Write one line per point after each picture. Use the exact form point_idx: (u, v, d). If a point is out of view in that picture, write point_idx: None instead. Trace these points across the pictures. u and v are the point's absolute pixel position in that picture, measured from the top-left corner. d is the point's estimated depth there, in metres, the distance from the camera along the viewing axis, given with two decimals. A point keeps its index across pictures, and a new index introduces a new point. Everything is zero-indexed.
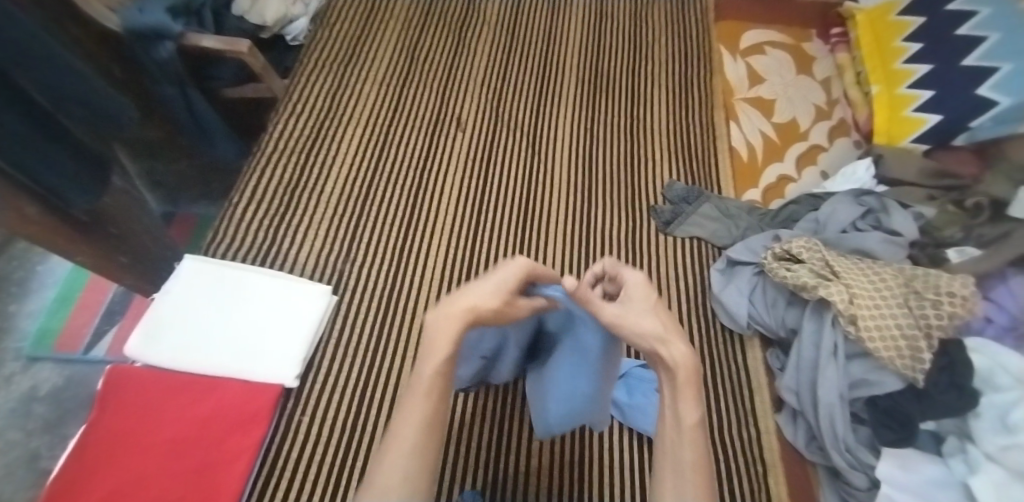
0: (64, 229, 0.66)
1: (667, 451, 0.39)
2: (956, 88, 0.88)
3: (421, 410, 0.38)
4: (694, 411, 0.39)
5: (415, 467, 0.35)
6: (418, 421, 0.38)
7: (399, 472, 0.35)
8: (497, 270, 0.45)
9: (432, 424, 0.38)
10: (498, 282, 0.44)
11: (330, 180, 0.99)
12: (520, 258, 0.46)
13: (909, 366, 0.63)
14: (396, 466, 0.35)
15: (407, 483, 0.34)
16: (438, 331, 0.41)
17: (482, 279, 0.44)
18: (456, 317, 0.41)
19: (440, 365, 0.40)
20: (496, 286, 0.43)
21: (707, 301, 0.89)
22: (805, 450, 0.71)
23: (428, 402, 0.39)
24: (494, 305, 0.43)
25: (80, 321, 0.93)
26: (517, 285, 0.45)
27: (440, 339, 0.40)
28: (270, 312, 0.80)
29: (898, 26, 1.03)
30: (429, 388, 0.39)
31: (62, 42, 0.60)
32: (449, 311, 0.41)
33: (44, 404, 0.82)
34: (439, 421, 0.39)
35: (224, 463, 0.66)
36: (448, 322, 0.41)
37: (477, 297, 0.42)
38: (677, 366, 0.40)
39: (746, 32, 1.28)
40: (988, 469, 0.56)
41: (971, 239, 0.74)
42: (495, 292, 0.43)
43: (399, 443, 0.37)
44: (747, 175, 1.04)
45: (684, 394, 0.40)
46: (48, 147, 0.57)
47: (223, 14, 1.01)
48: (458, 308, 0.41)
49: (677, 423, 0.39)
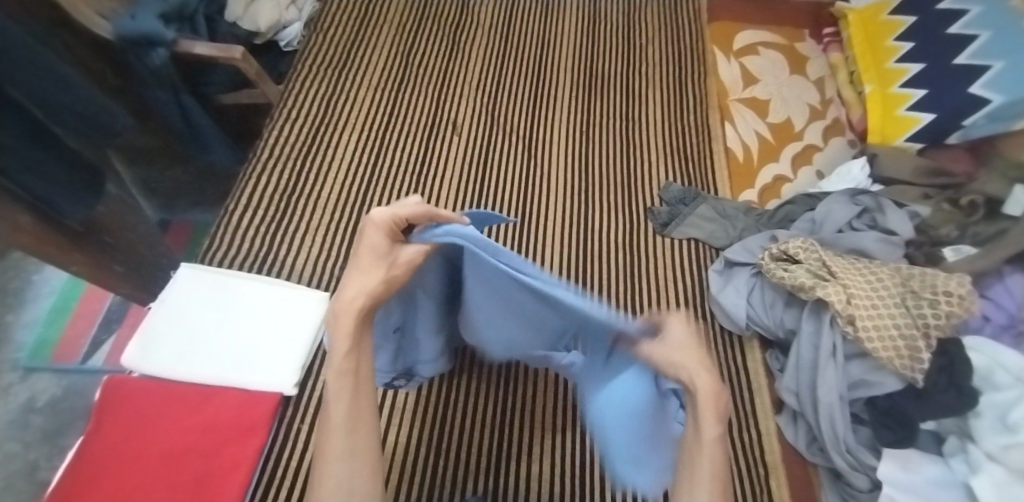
0: (56, 239, 0.65)
1: (685, 465, 0.41)
2: (950, 86, 0.88)
3: (342, 411, 0.40)
4: (714, 428, 0.40)
5: (348, 470, 0.39)
6: (339, 423, 0.40)
7: (333, 479, 0.38)
8: (364, 241, 0.43)
9: (354, 422, 0.41)
10: (369, 251, 0.42)
11: (327, 186, 0.99)
12: (378, 211, 0.43)
13: (908, 365, 0.63)
14: (332, 471, 0.38)
15: (343, 483, 0.38)
16: (332, 333, 0.41)
17: (357, 256, 0.42)
18: (348, 311, 0.41)
19: (342, 363, 0.41)
20: (364, 257, 0.42)
21: (705, 302, 0.89)
22: (806, 451, 0.72)
23: (342, 404, 0.41)
24: (377, 279, 0.41)
25: (78, 330, 0.92)
26: (389, 242, 0.43)
27: (337, 338, 0.41)
28: (266, 320, 0.80)
29: (890, 25, 1.03)
30: (339, 391, 0.41)
31: (57, 52, 0.59)
32: (340, 310, 0.41)
33: (42, 415, 0.82)
34: (360, 414, 0.41)
35: (222, 474, 0.65)
36: (338, 320, 0.41)
37: (362, 279, 0.41)
38: (698, 392, 0.39)
39: (739, 32, 1.28)
40: (988, 469, 0.57)
41: (967, 239, 0.76)
42: (369, 264, 0.41)
43: (328, 450, 0.39)
44: (744, 175, 1.04)
45: (705, 416, 0.40)
46: (42, 159, 0.57)
47: (216, 20, 1.00)
48: (347, 299, 0.41)
49: (698, 437, 0.40)
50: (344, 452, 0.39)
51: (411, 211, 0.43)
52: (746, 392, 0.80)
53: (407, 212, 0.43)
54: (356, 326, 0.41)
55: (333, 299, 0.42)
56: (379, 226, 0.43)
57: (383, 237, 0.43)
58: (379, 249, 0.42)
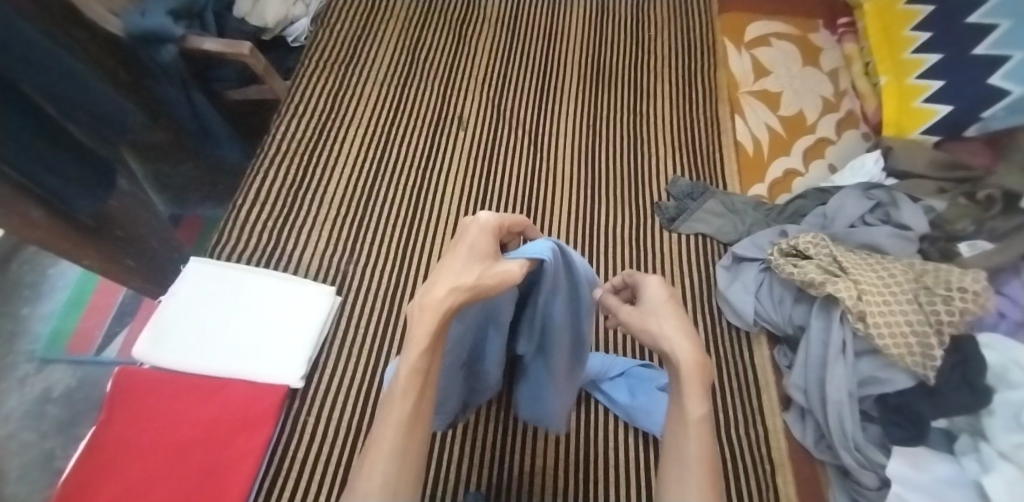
0: (67, 232, 0.66)
1: (675, 450, 0.41)
2: (970, 77, 0.86)
3: (402, 411, 0.39)
4: (700, 405, 0.41)
5: (396, 469, 0.38)
6: (397, 423, 0.39)
7: (380, 477, 0.37)
8: (465, 239, 0.44)
9: (412, 424, 0.39)
10: (469, 253, 0.43)
11: (333, 181, 0.99)
12: (485, 215, 0.46)
13: (920, 363, 0.62)
14: (379, 466, 0.38)
15: (387, 485, 0.37)
16: (413, 327, 0.40)
17: (455, 252, 0.43)
18: (432, 309, 0.40)
19: (416, 362, 0.40)
20: (460, 255, 0.43)
21: (713, 299, 0.88)
22: (814, 449, 0.71)
23: (406, 402, 0.40)
24: (471, 279, 0.40)
25: (92, 322, 0.93)
26: (488, 245, 0.44)
27: (416, 330, 0.39)
28: (276, 315, 0.80)
29: (906, 16, 1.00)
30: (405, 389, 0.40)
31: (69, 48, 0.60)
32: (427, 303, 0.40)
33: (58, 406, 0.84)
34: (421, 416, 0.40)
35: (231, 465, 0.67)
36: (422, 315, 0.40)
37: (454, 277, 0.41)
38: (681, 361, 0.43)
39: (751, 24, 1.25)
40: (1002, 469, 0.55)
41: (983, 234, 0.73)
42: (462, 262, 0.42)
43: (384, 445, 0.39)
44: (754, 169, 1.03)
45: (691, 391, 0.42)
46: (54, 154, 0.58)
47: (224, 15, 1.01)
48: (435, 295, 0.40)
49: (683, 419, 0.42)
50: (396, 451, 0.38)
51: (511, 220, 0.49)
52: (752, 388, 0.80)
53: (505, 218, 0.48)
54: (437, 326, 0.39)
55: (418, 292, 0.41)
56: (484, 226, 0.45)
57: (487, 238, 0.44)
58: (477, 247, 0.44)
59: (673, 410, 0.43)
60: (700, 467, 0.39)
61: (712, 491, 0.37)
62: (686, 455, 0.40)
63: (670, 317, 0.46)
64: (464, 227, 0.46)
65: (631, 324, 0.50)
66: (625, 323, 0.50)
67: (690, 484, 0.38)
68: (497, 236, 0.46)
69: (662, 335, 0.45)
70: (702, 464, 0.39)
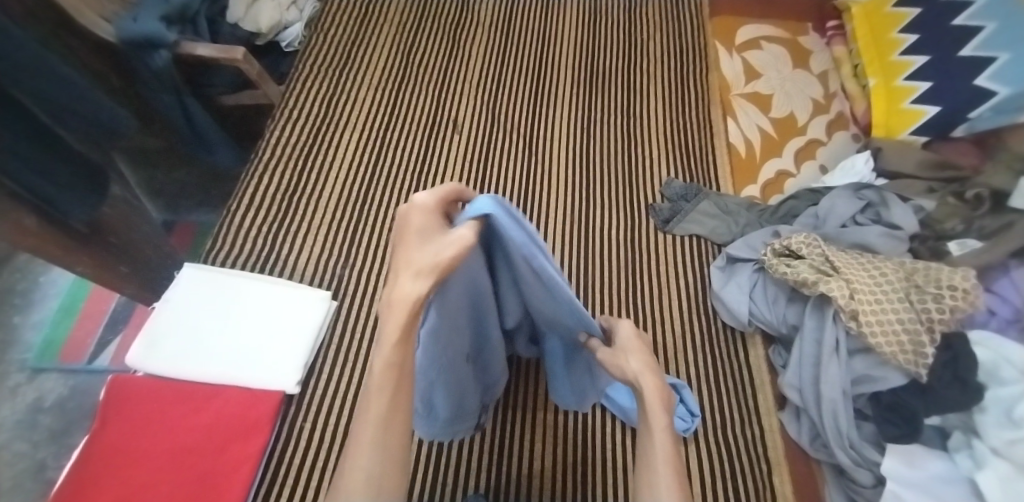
0: (61, 239, 0.66)
1: (644, 459, 0.43)
2: (955, 79, 0.87)
3: (379, 408, 0.39)
4: (664, 417, 0.45)
5: (378, 464, 0.37)
6: (376, 415, 0.39)
7: (362, 470, 0.37)
8: (410, 227, 0.43)
9: (389, 417, 0.39)
10: (423, 238, 0.42)
11: (328, 185, 0.99)
12: (421, 199, 0.45)
13: (912, 361, 0.63)
14: (364, 463, 0.37)
15: (372, 476, 0.37)
16: (385, 322, 0.41)
17: (407, 241, 0.42)
18: (398, 301, 0.40)
19: (389, 356, 0.40)
20: (412, 239, 0.42)
21: (707, 300, 0.89)
22: (810, 448, 0.72)
23: (383, 397, 0.39)
24: (433, 259, 0.40)
25: (84, 331, 0.93)
26: (433, 225, 0.44)
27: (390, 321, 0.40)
28: (271, 320, 0.80)
29: (894, 19, 1.01)
30: (382, 385, 0.40)
31: (60, 54, 0.60)
32: (393, 299, 0.41)
33: (51, 415, 0.82)
34: (400, 411, 0.40)
35: (227, 471, 0.66)
36: (391, 310, 0.41)
37: (415, 261, 0.41)
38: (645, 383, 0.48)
39: (741, 27, 1.27)
40: (996, 465, 0.56)
41: (973, 232, 0.74)
42: (421, 246, 0.41)
43: (363, 441, 0.38)
44: (747, 170, 1.04)
45: (654, 406, 0.46)
46: (48, 162, 0.58)
47: (217, 21, 1.00)
48: (402, 283, 0.40)
49: (649, 429, 0.45)
50: (376, 445, 0.38)
51: (445, 192, 0.46)
52: (748, 387, 0.80)
53: (446, 192, 0.46)
54: (408, 317, 0.40)
55: (388, 285, 0.42)
56: (423, 208, 0.44)
57: (427, 218, 0.44)
58: (423, 230, 0.43)
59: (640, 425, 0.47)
60: (667, 467, 0.41)
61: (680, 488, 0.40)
62: (654, 458, 0.42)
63: (639, 358, 0.51)
64: (405, 215, 0.45)
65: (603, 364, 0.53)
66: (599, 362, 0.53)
67: (661, 483, 0.40)
68: (441, 213, 0.45)
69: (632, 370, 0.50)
70: (669, 464, 0.41)
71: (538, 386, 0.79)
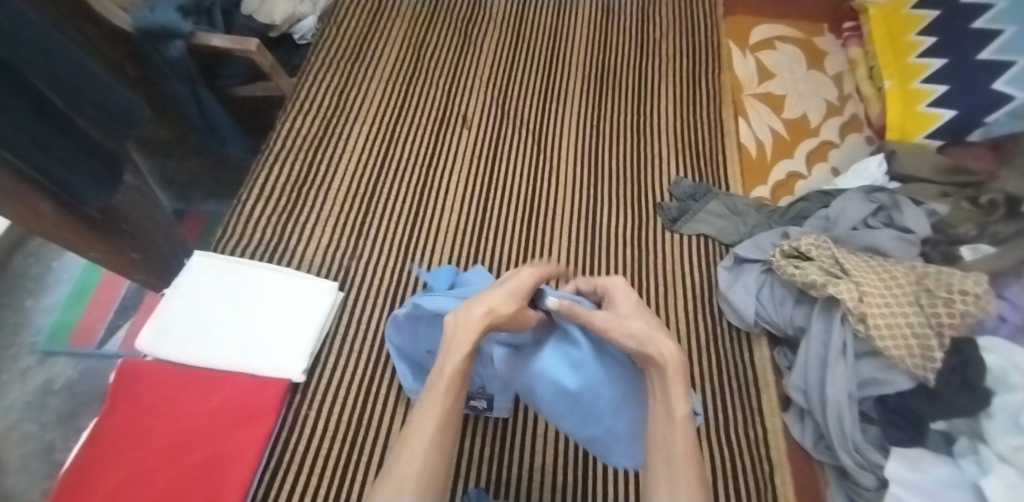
0: (76, 224, 0.67)
1: (664, 450, 0.43)
2: (973, 82, 0.86)
3: (438, 406, 0.44)
4: (685, 406, 0.45)
5: (431, 460, 0.41)
6: (435, 415, 0.43)
7: (418, 463, 0.40)
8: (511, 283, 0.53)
9: (447, 418, 0.44)
10: (512, 289, 0.52)
11: (337, 178, 1.00)
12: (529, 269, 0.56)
13: (920, 365, 0.62)
14: (418, 453, 0.41)
15: (424, 472, 0.40)
16: (456, 336, 0.48)
17: (499, 287, 0.53)
18: (475, 324, 0.49)
19: (459, 363, 0.46)
20: (503, 287, 0.52)
21: (714, 300, 0.88)
22: (813, 449, 0.71)
23: (446, 399, 0.45)
24: (509, 310, 0.50)
25: (94, 316, 0.94)
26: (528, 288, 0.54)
27: (460, 336, 0.48)
28: (277, 309, 0.81)
29: (912, 20, 1.00)
30: (447, 387, 0.45)
31: (78, 42, 0.61)
32: (471, 318, 0.49)
33: (59, 398, 0.84)
34: (454, 416, 0.45)
35: (233, 455, 0.67)
36: (466, 327, 0.48)
37: (494, 300, 0.50)
38: (666, 362, 0.47)
39: (756, 27, 1.26)
40: (1000, 470, 0.55)
41: (986, 238, 0.73)
42: (503, 293, 0.51)
43: (419, 432, 0.42)
44: (757, 171, 1.03)
45: (675, 390, 0.46)
46: (64, 149, 0.59)
47: (232, 13, 1.02)
48: (476, 313, 0.49)
49: (670, 417, 0.45)
50: (433, 442, 0.42)
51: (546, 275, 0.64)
52: (752, 388, 0.80)
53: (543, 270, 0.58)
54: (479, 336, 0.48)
55: (461, 306, 0.50)
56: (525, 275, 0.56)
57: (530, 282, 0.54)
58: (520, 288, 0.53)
59: (658, 412, 0.46)
60: (687, 463, 0.41)
61: (697, 483, 0.40)
62: (674, 452, 0.42)
63: (647, 322, 0.51)
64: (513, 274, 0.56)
65: (607, 329, 0.52)
66: (601, 327, 0.52)
67: (680, 484, 0.40)
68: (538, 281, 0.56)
69: (643, 338, 0.49)
70: (688, 463, 0.41)
71: None
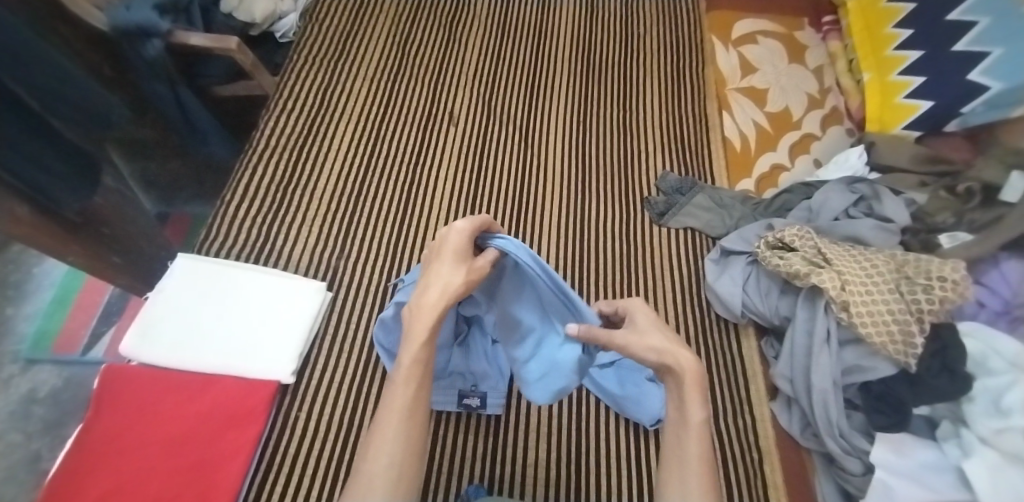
0: (53, 229, 0.65)
1: (676, 453, 0.45)
2: (949, 74, 0.88)
3: (402, 398, 0.45)
4: (700, 411, 0.46)
5: (399, 452, 0.42)
6: (400, 408, 0.44)
7: (385, 458, 0.42)
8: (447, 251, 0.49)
9: (412, 409, 0.45)
10: (454, 256, 0.49)
11: (323, 177, 0.99)
12: (462, 221, 0.50)
13: (901, 351, 0.64)
14: (384, 450, 0.42)
15: (392, 466, 0.42)
16: (414, 323, 0.48)
17: (440, 257, 0.49)
18: (429, 307, 0.48)
19: (416, 353, 0.46)
20: (445, 257, 0.49)
21: (701, 292, 0.89)
22: (800, 436, 0.72)
23: (408, 388, 0.45)
24: (459, 281, 0.48)
25: (78, 322, 0.93)
26: (468, 247, 0.50)
27: (416, 324, 0.47)
28: (263, 310, 0.80)
29: (889, 13, 1.01)
30: (408, 377, 0.46)
31: (53, 43, 0.60)
32: (425, 303, 0.48)
33: (44, 406, 0.82)
34: (420, 402, 0.46)
35: (222, 459, 0.66)
36: (421, 312, 0.48)
37: (442, 278, 0.48)
38: (685, 371, 0.47)
39: (738, 21, 1.27)
40: (982, 452, 0.56)
41: (963, 225, 0.74)
42: (448, 265, 0.49)
43: (386, 426, 0.44)
44: (741, 164, 1.04)
45: (691, 396, 0.46)
46: (43, 153, 0.58)
47: (210, 10, 0.99)
48: (430, 294, 0.48)
49: (685, 421, 0.46)
50: (399, 435, 0.43)
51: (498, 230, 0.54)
52: (741, 378, 0.81)
53: (480, 220, 0.51)
54: (436, 318, 0.48)
55: (415, 292, 0.49)
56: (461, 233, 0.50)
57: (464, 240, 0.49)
58: (460, 251, 0.49)
59: (673, 414, 0.48)
60: (701, 467, 0.44)
61: (709, 485, 0.43)
62: (688, 455, 0.44)
63: (666, 335, 0.50)
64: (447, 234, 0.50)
65: (628, 345, 0.50)
66: (622, 344, 0.50)
67: (692, 483, 0.43)
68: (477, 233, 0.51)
69: (665, 350, 0.48)
70: (701, 464, 0.44)
71: None
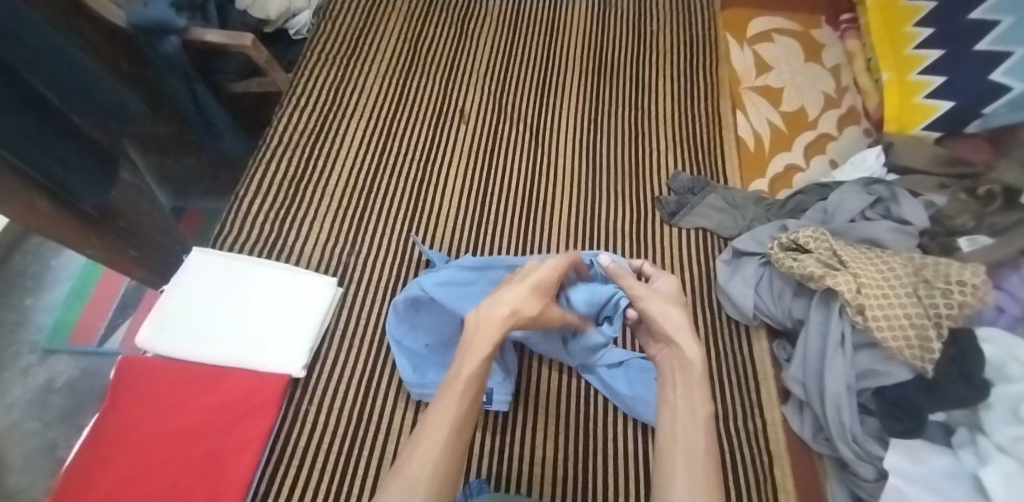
0: (72, 221, 0.67)
1: (678, 437, 0.45)
2: (970, 73, 0.86)
3: (454, 408, 0.45)
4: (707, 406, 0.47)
5: (445, 462, 0.42)
6: (450, 418, 0.44)
7: (430, 466, 0.41)
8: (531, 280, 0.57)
9: (462, 420, 0.45)
10: (532, 288, 0.56)
11: (334, 174, 0.99)
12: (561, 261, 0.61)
13: (918, 355, 0.62)
14: (429, 457, 0.41)
15: (437, 475, 0.41)
16: (480, 335, 0.51)
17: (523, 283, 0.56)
18: (499, 324, 0.52)
19: (478, 366, 0.49)
20: (524, 284, 0.56)
21: (712, 293, 0.88)
22: (812, 441, 0.71)
23: (462, 400, 0.46)
24: (534, 309, 0.55)
25: (94, 314, 0.94)
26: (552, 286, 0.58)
27: (481, 338, 0.51)
28: (276, 304, 0.81)
29: (909, 12, 0.99)
30: (465, 389, 0.47)
31: (73, 38, 0.61)
32: (496, 318, 0.52)
33: (60, 396, 0.84)
34: (470, 415, 0.46)
35: (233, 452, 0.67)
36: (489, 327, 0.52)
37: (516, 301, 0.54)
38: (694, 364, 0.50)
39: (753, 20, 1.25)
40: (999, 461, 0.55)
41: (983, 229, 0.72)
42: (523, 292, 0.55)
43: (433, 434, 0.43)
44: (755, 164, 1.03)
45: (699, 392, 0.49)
46: (61, 145, 0.59)
47: (226, 8, 1.00)
48: (502, 313, 0.53)
49: (693, 416, 0.47)
50: (448, 446, 0.43)
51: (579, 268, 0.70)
52: (752, 381, 0.80)
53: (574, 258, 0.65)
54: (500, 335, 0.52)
55: (484, 306, 0.54)
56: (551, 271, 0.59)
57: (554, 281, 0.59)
58: (539, 285, 0.57)
59: (678, 406, 0.48)
60: (705, 456, 0.43)
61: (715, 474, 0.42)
62: (695, 445, 0.44)
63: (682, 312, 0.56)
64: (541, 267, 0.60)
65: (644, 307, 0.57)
66: (638, 296, 0.57)
67: (698, 466, 0.42)
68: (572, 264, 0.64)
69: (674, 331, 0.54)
70: (707, 454, 0.43)
71: (552, 363, 0.81)
